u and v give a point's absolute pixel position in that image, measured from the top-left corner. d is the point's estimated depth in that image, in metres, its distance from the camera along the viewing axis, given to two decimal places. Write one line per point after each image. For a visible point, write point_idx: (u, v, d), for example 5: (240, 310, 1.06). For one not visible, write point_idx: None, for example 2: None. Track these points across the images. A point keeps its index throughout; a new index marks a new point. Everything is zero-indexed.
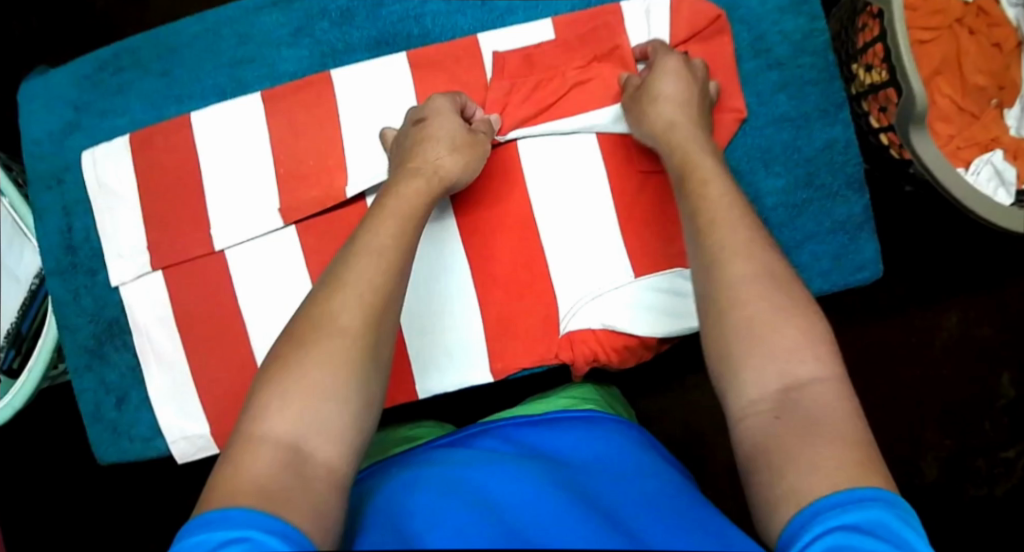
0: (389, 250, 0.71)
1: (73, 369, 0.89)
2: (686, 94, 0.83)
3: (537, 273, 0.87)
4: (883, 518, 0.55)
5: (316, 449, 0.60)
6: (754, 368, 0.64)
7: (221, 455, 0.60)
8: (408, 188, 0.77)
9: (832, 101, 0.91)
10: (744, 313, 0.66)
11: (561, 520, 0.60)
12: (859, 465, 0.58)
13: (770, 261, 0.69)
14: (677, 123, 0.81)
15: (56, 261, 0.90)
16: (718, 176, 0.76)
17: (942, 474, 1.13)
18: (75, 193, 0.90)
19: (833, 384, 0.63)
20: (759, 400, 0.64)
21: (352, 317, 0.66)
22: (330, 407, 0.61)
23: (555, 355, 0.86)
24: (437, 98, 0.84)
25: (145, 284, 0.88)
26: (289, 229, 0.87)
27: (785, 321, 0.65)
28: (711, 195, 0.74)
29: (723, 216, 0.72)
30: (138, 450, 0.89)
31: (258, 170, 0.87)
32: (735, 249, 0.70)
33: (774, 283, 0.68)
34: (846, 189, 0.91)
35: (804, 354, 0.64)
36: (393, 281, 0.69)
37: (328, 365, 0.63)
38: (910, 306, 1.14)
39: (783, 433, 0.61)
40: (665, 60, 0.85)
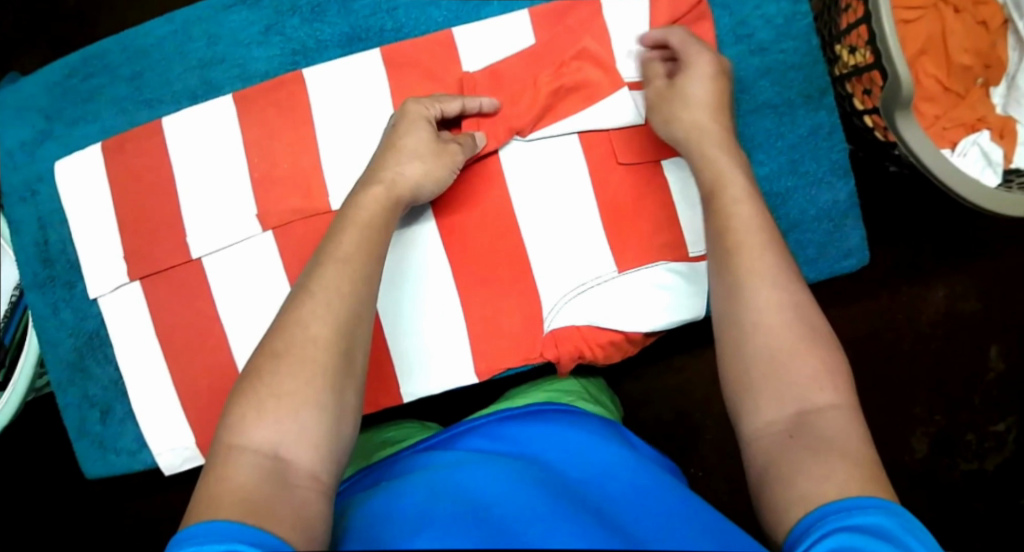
0: (357, 256, 0.71)
1: (56, 383, 0.89)
2: (710, 100, 0.80)
3: (519, 271, 0.86)
4: (885, 524, 0.56)
5: (296, 458, 0.62)
6: (771, 393, 0.65)
7: (205, 467, 0.62)
8: (368, 196, 0.76)
9: (816, 86, 0.89)
10: (764, 341, 0.67)
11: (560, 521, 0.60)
12: (867, 481, 0.59)
13: (797, 286, 0.69)
14: (701, 136, 0.79)
15: (34, 275, 0.89)
16: (748, 196, 0.74)
17: (933, 449, 1.15)
18: (50, 203, 0.89)
19: (849, 412, 0.64)
20: (774, 421, 0.64)
21: (323, 327, 0.66)
22: (307, 417, 0.63)
23: (540, 354, 0.85)
24: (410, 104, 0.82)
25: (124, 295, 0.87)
26: (266, 235, 0.86)
27: (808, 350, 0.66)
28: (740, 213, 0.73)
29: (749, 236, 0.71)
30: (124, 463, 0.89)
31: (232, 175, 0.86)
32: (762, 274, 0.69)
33: (798, 311, 0.68)
34: (831, 176, 0.89)
35: (823, 382, 0.64)
36: (362, 289, 0.70)
37: (303, 375, 0.64)
38: (899, 282, 1.14)
39: (797, 451, 0.62)
40: (693, 56, 0.82)
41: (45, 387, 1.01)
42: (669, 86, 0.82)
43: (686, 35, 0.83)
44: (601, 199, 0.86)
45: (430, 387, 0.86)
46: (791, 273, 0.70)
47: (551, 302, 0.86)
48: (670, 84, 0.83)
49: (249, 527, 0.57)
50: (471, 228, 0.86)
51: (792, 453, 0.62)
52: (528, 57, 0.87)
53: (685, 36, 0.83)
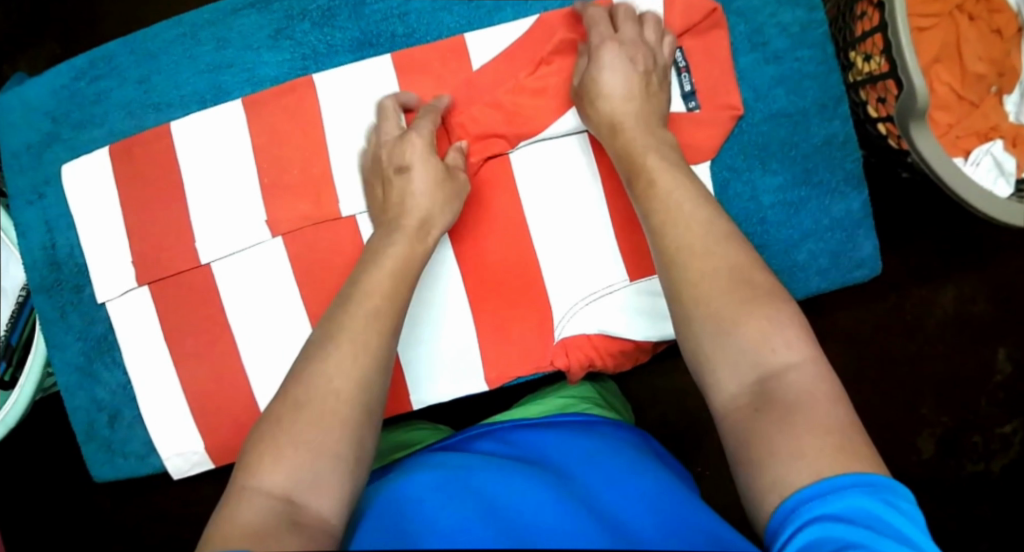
0: (382, 308, 0.73)
1: (64, 386, 0.88)
2: (633, 88, 0.81)
3: (531, 280, 0.86)
4: (865, 506, 0.56)
5: (309, 503, 0.61)
6: (727, 364, 0.65)
7: (219, 509, 0.62)
8: (395, 247, 0.77)
9: (831, 95, 0.88)
10: (706, 310, 0.67)
11: (551, 518, 0.60)
12: (841, 451, 0.59)
13: (736, 247, 0.70)
14: (625, 120, 0.80)
15: (41, 278, 0.88)
16: (668, 171, 0.76)
17: (939, 451, 1.15)
18: (57, 207, 0.88)
19: (811, 365, 0.64)
20: (737, 395, 0.64)
21: (343, 378, 0.67)
22: (322, 463, 0.63)
23: (551, 363, 0.85)
24: (397, 147, 0.82)
25: (133, 300, 0.87)
26: (275, 241, 0.85)
27: (751, 308, 0.66)
28: (663, 192, 0.74)
29: (677, 212, 0.73)
30: (133, 467, 0.88)
31: (242, 180, 0.86)
32: (692, 248, 0.70)
33: (733, 276, 0.68)
34: (844, 185, 0.89)
35: (776, 341, 0.64)
36: (383, 342, 0.71)
37: (321, 423, 0.64)
38: (907, 284, 1.14)
39: (766, 424, 0.62)
40: (603, 41, 0.83)
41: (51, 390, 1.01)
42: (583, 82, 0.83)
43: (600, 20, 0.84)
44: (614, 208, 0.86)
45: (439, 395, 0.86)
46: (728, 235, 0.71)
47: (562, 310, 0.85)
48: (582, 78, 0.83)
49: None
50: (485, 234, 0.86)
51: (758, 426, 0.62)
52: (526, 62, 0.86)
53: (599, 20, 0.84)
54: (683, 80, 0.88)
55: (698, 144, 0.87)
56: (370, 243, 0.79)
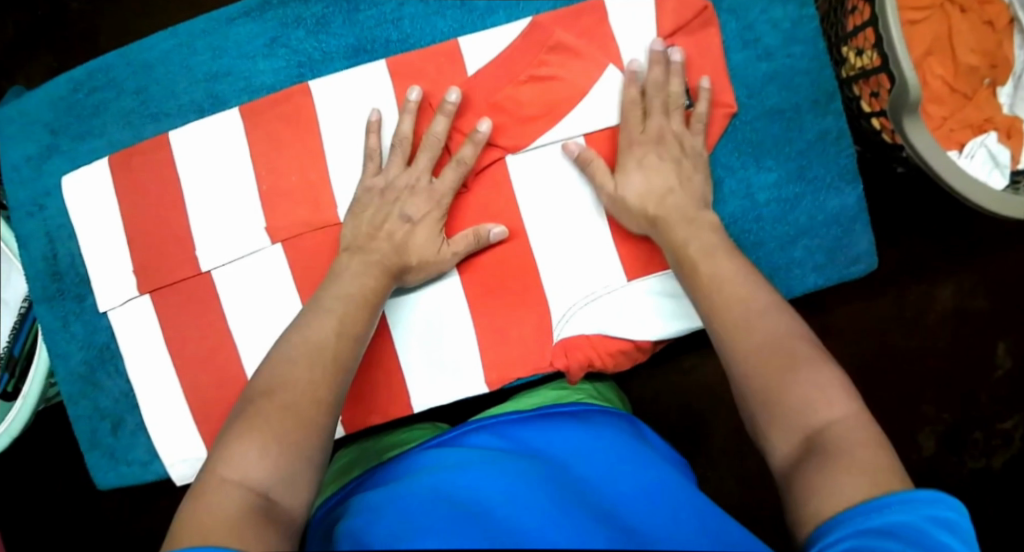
0: (349, 319, 0.77)
1: (68, 396, 0.89)
2: (672, 180, 0.83)
3: (529, 281, 0.86)
4: (908, 520, 0.57)
5: (282, 499, 0.64)
6: (778, 416, 0.67)
7: (189, 495, 0.63)
8: (351, 271, 0.81)
9: (824, 91, 0.89)
10: (753, 377, 0.69)
11: (550, 512, 0.61)
12: (875, 488, 0.60)
13: (777, 319, 0.71)
14: (666, 197, 0.82)
15: (43, 289, 0.89)
16: (721, 255, 0.78)
17: (940, 447, 1.15)
18: (58, 219, 0.89)
19: (855, 420, 0.65)
20: (784, 442, 0.66)
21: (314, 385, 0.71)
22: (292, 460, 0.65)
23: (551, 364, 0.85)
24: (411, 200, 0.83)
25: (134, 309, 0.87)
26: (275, 248, 0.86)
27: (796, 375, 0.67)
28: (718, 272, 0.76)
29: (731, 290, 0.74)
30: (137, 474, 0.89)
31: (240, 187, 0.86)
32: (740, 327, 0.72)
33: (776, 345, 0.69)
34: (839, 181, 0.89)
35: (829, 394, 0.66)
36: (350, 356, 0.75)
37: (297, 425, 0.67)
38: (905, 279, 1.15)
39: (809, 470, 0.63)
40: (635, 142, 0.84)
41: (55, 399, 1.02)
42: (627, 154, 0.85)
43: (636, 105, 0.85)
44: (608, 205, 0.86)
45: (439, 398, 0.86)
46: (781, 308, 0.73)
47: (560, 311, 0.86)
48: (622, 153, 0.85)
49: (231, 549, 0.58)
50: None
51: (801, 474, 0.63)
52: (516, 64, 0.86)
53: (631, 122, 0.85)
54: (677, 78, 0.87)
55: (693, 141, 0.87)
56: (331, 271, 0.82)
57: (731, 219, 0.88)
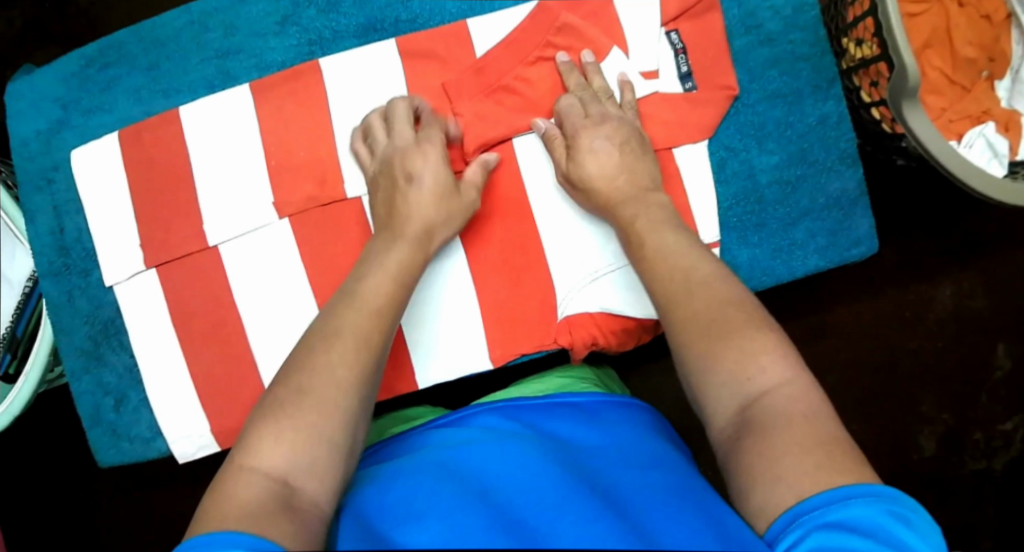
0: (383, 295, 0.75)
1: (70, 371, 0.88)
2: (619, 160, 0.82)
3: (533, 257, 0.86)
4: (871, 516, 0.58)
5: (305, 486, 0.62)
6: (716, 391, 0.68)
7: (212, 486, 0.63)
8: (388, 247, 0.78)
9: (824, 76, 0.90)
10: (689, 354, 0.69)
11: (528, 490, 0.60)
12: (821, 469, 0.61)
13: (717, 289, 0.72)
14: (619, 175, 0.82)
15: (49, 263, 0.89)
16: (667, 229, 0.78)
17: (940, 447, 1.15)
18: (65, 195, 0.89)
19: (791, 384, 0.66)
20: (722, 419, 0.67)
21: (344, 366, 0.68)
22: (319, 445, 0.64)
23: (555, 341, 0.86)
24: (423, 171, 0.82)
25: (140, 284, 0.87)
26: (282, 222, 0.86)
27: (730, 345, 0.68)
28: (661, 248, 0.76)
29: (676, 265, 0.74)
30: (140, 451, 0.88)
31: (249, 164, 0.87)
32: (677, 299, 0.72)
33: (711, 317, 0.70)
34: (839, 164, 0.90)
35: (762, 362, 0.66)
36: (379, 335, 0.72)
37: (324, 411, 0.65)
38: (905, 278, 1.15)
39: (748, 450, 0.64)
40: (580, 128, 0.84)
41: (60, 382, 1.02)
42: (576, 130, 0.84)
43: (575, 100, 0.86)
44: None
45: (441, 374, 0.86)
46: (723, 275, 0.73)
47: (565, 289, 0.86)
48: (569, 132, 0.84)
49: (255, 541, 0.57)
50: (489, 216, 0.86)
51: (741, 457, 0.64)
52: (520, 48, 0.87)
53: (571, 113, 0.85)
54: (680, 61, 0.88)
55: (695, 121, 0.87)
56: (365, 251, 0.80)
57: (733, 201, 0.89)
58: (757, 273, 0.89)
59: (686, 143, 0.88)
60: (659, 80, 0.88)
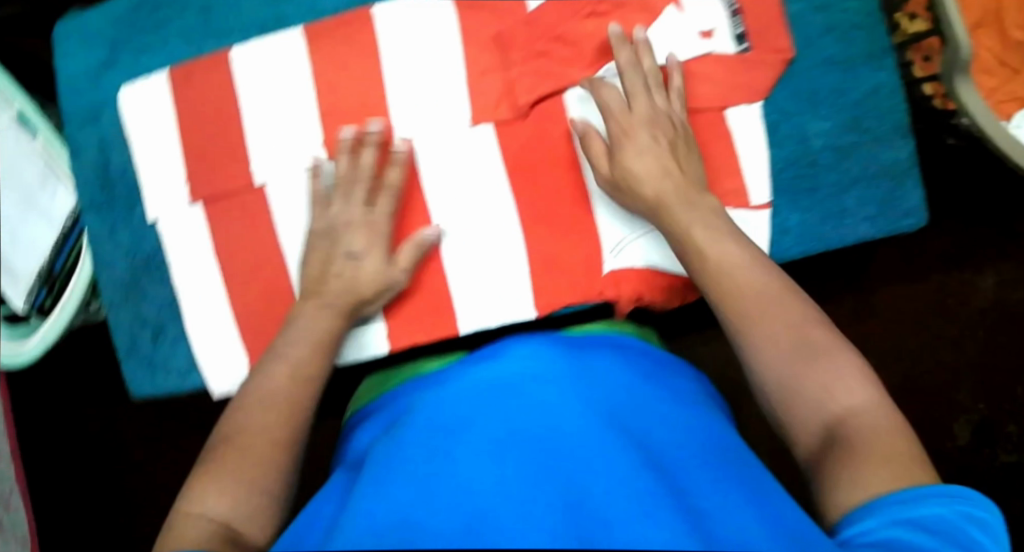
0: (307, 359, 0.75)
1: (110, 303, 0.88)
2: (666, 159, 0.80)
3: (582, 208, 0.85)
4: (946, 516, 0.57)
5: (247, 532, 0.65)
6: (796, 401, 0.66)
7: (162, 534, 0.64)
8: (310, 311, 0.79)
9: (878, 46, 0.89)
10: (767, 364, 0.68)
11: (576, 465, 0.59)
12: (903, 478, 0.60)
13: (793, 303, 0.70)
14: (665, 176, 0.79)
15: (92, 197, 0.88)
16: (723, 233, 0.76)
17: (974, 437, 1.14)
18: (112, 130, 0.89)
19: (873, 402, 0.64)
20: (806, 432, 0.66)
21: (275, 417, 0.70)
22: (250, 493, 0.66)
23: (600, 294, 0.84)
24: (353, 233, 0.81)
25: (185, 218, 0.87)
26: (331, 164, 0.86)
27: (814, 364, 0.67)
28: (721, 254, 0.74)
29: (739, 273, 0.73)
30: (175, 384, 0.87)
31: (300, 107, 0.87)
32: (749, 312, 0.70)
33: (793, 335, 0.68)
34: (892, 134, 0.89)
35: (847, 382, 0.65)
36: (315, 380, 0.74)
37: (258, 465, 0.67)
38: (947, 265, 1.14)
39: (831, 464, 0.62)
40: (625, 124, 0.82)
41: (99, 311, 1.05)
42: (619, 128, 0.82)
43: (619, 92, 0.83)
44: None
45: (483, 320, 0.85)
46: (793, 288, 0.72)
47: (612, 241, 0.85)
48: (612, 130, 0.82)
49: None
50: (539, 165, 0.85)
51: (823, 469, 0.63)
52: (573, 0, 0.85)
53: (613, 105, 0.82)
54: (736, 22, 0.87)
55: (750, 83, 0.87)
56: (288, 318, 0.79)
57: (786, 163, 0.88)
58: (808, 239, 0.88)
59: (740, 104, 0.87)
60: (712, 41, 0.87)
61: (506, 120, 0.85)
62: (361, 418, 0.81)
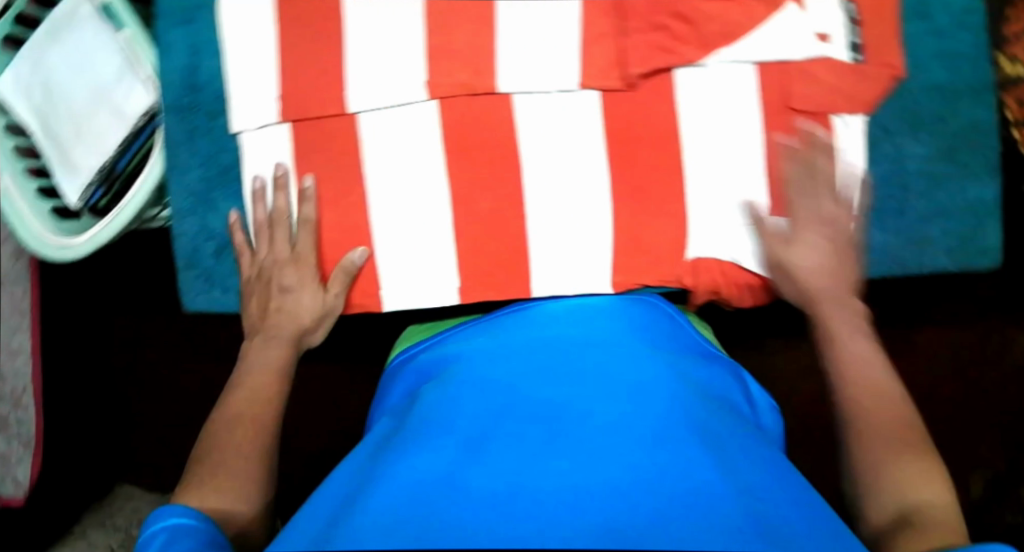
0: (267, 378, 0.78)
1: (177, 210, 0.86)
2: (823, 255, 0.82)
3: (672, 191, 0.84)
4: None
5: (239, 515, 0.68)
6: (876, 478, 0.69)
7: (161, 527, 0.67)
8: (252, 348, 0.82)
9: (983, 81, 0.87)
10: (862, 442, 0.71)
11: (628, 467, 0.61)
12: None
13: (902, 407, 0.73)
14: (818, 275, 0.82)
15: (175, 98, 0.85)
16: (851, 324, 0.80)
17: (987, 493, 1.14)
18: (206, 33, 0.85)
19: (945, 505, 0.66)
20: (879, 512, 0.68)
21: (247, 418, 0.74)
22: (237, 481, 0.69)
23: (678, 280, 0.85)
24: (286, 269, 0.83)
25: (269, 136, 0.84)
26: (430, 104, 0.83)
27: (903, 456, 0.69)
28: (848, 343, 0.78)
29: (862, 362, 0.76)
30: (232, 303, 0.87)
31: (406, 40, 0.83)
32: (859, 396, 0.74)
33: (896, 431, 0.71)
34: (982, 171, 0.87)
35: (924, 481, 0.68)
36: (280, 384, 0.78)
37: (240, 460, 0.71)
38: (992, 314, 1.12)
39: (893, 543, 0.64)
40: (802, 219, 0.82)
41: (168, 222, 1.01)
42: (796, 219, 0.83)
43: (801, 179, 0.83)
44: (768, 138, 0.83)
45: (559, 287, 0.85)
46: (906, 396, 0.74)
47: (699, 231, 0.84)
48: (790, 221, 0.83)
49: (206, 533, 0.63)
50: (637, 142, 0.84)
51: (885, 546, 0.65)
52: None
53: (794, 194, 0.83)
54: (853, 32, 0.84)
55: (859, 95, 0.84)
56: (242, 358, 0.81)
57: (877, 182, 0.87)
58: (883, 260, 0.88)
59: (845, 114, 0.84)
60: (829, 46, 0.83)
61: (614, 89, 0.83)
62: (404, 356, 0.86)
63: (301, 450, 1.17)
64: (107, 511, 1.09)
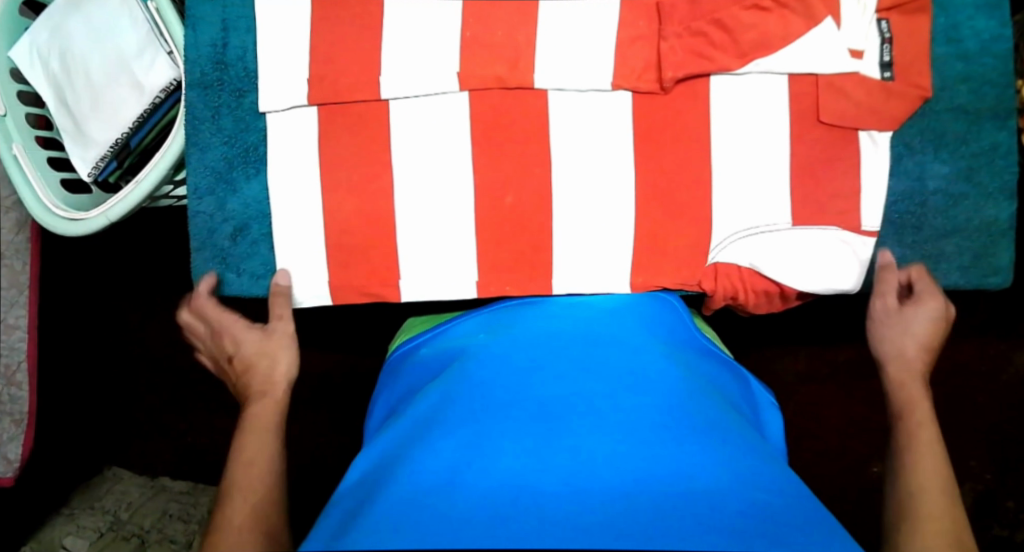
0: (258, 423, 0.77)
1: (194, 188, 0.84)
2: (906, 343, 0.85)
3: (697, 196, 0.84)
4: None
5: None
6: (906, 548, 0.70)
7: None
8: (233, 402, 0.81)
9: (1006, 106, 0.87)
10: (903, 516, 0.73)
11: (632, 470, 0.60)
12: None
13: (948, 496, 0.74)
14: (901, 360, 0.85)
15: (200, 74, 0.84)
16: (919, 407, 0.81)
17: (974, 505, 1.16)
18: (236, 10, 0.84)
19: None
20: None
21: (247, 475, 0.73)
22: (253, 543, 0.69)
23: (697, 284, 0.85)
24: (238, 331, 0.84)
25: (296, 118, 0.83)
26: (461, 95, 0.83)
27: (937, 535, 0.70)
28: (912, 424, 0.80)
29: (920, 443, 0.78)
30: (245, 286, 0.86)
31: (442, 28, 0.83)
32: (912, 475, 0.76)
33: (937, 514, 0.72)
34: (1000, 193, 0.88)
35: None
36: (271, 427, 0.77)
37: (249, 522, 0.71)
38: (990, 332, 1.15)
39: None
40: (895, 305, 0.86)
41: (181, 199, 1.00)
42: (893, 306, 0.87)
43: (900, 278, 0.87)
44: (794, 149, 0.84)
45: (579, 284, 0.85)
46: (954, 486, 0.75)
47: (720, 236, 0.84)
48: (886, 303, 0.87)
49: None
50: (666, 144, 0.84)
51: None
52: None
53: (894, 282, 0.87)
54: (884, 50, 0.84)
55: (887, 111, 0.84)
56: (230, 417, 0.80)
57: (896, 198, 0.88)
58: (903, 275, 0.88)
59: (872, 129, 0.84)
60: (862, 62, 0.84)
61: (648, 91, 0.83)
62: (406, 347, 0.84)
63: (296, 434, 1.16)
64: (94, 493, 1.10)
